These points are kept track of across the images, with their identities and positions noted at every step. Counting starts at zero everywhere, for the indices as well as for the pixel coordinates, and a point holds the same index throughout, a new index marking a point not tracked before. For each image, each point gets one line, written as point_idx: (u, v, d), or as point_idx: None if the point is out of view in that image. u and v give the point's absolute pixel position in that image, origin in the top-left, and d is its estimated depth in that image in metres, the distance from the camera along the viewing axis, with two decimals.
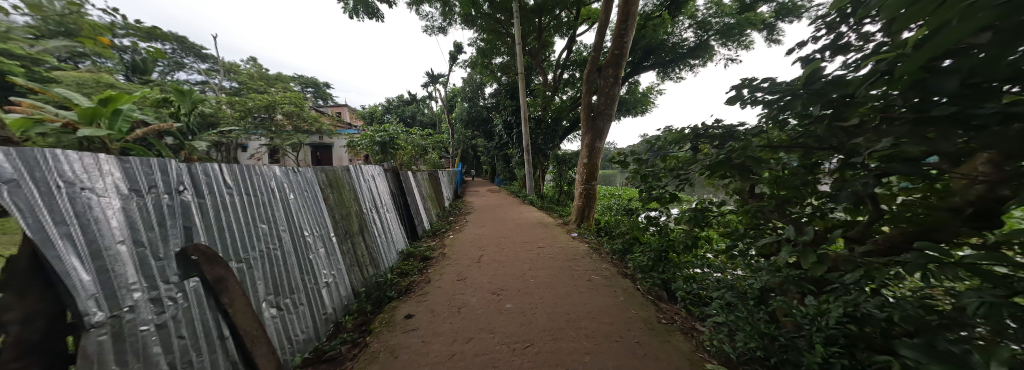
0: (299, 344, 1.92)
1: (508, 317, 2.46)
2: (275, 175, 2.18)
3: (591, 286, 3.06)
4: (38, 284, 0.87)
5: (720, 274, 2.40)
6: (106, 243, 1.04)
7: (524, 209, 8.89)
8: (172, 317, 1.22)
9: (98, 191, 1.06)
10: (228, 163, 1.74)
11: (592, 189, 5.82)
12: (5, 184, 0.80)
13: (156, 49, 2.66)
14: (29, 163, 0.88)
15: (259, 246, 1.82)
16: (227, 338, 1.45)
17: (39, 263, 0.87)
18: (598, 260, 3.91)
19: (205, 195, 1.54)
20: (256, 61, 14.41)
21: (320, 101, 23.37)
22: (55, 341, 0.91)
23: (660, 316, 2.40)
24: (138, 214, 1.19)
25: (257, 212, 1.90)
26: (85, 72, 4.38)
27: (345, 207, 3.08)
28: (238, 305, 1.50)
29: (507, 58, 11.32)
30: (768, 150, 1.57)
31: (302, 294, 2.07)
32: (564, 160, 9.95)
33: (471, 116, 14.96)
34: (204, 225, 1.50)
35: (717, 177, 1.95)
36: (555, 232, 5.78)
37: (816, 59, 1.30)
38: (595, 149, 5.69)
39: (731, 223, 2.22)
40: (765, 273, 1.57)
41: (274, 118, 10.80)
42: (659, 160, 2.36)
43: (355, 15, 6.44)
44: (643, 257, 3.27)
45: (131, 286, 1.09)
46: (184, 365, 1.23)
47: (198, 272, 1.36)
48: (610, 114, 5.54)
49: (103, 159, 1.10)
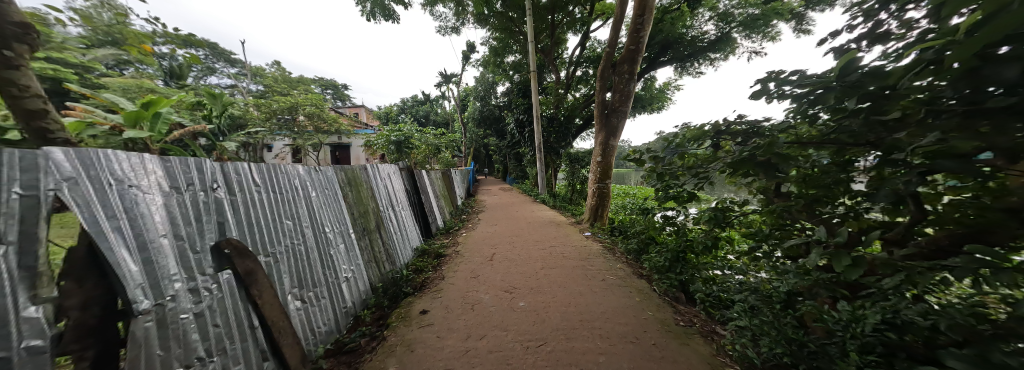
0: (321, 335, 2.01)
1: (522, 315, 2.48)
2: (298, 174, 2.27)
3: (605, 286, 3.01)
4: (94, 273, 0.95)
5: (741, 276, 2.31)
6: (151, 236, 1.12)
7: (536, 207, 8.91)
8: (209, 307, 1.30)
9: (143, 188, 1.14)
10: (257, 163, 1.85)
11: (605, 188, 5.72)
12: (66, 181, 0.88)
13: (191, 53, 2.73)
14: (87, 162, 0.96)
15: (285, 240, 1.92)
16: (257, 327, 1.53)
17: (94, 253, 0.94)
18: (612, 260, 3.85)
19: (236, 192, 1.63)
20: (280, 64, 15.13)
21: (338, 102, 24.18)
22: (106, 325, 0.99)
23: (678, 319, 2.33)
24: (179, 211, 1.28)
25: (282, 208, 1.99)
26: (129, 79, 4.77)
27: (363, 204, 3.18)
28: (267, 297, 1.59)
29: (519, 56, 11.31)
30: (795, 146, 1.50)
31: (324, 287, 2.16)
32: (577, 159, 9.88)
33: (484, 115, 15.17)
34: (239, 221, 1.60)
35: (739, 175, 1.89)
36: (567, 230, 5.75)
37: (851, 49, 1.22)
38: (609, 146, 5.60)
39: (754, 223, 2.13)
40: (791, 276, 1.50)
41: (296, 119, 11.19)
42: (676, 159, 2.32)
43: (372, 17, 6.61)
44: (659, 256, 3.20)
45: (172, 277, 1.17)
46: (218, 351, 1.31)
47: (230, 265, 1.45)
48: (625, 111, 5.44)
49: (148, 158, 1.18)
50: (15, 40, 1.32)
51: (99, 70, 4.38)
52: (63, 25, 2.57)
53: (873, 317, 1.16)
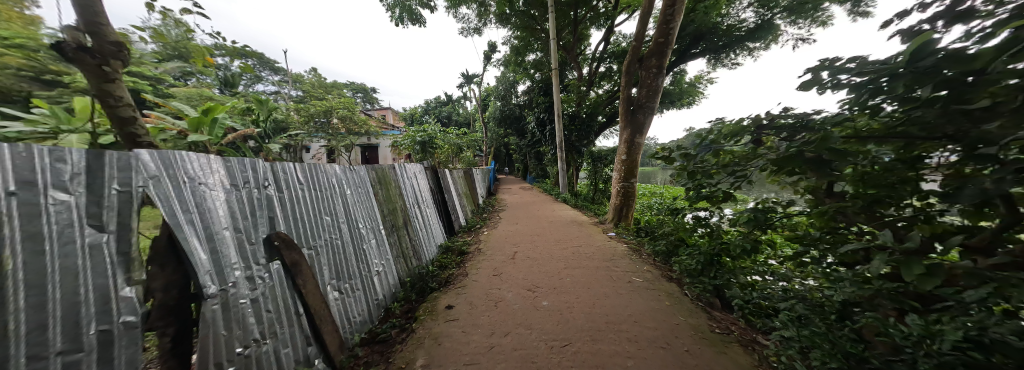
0: (357, 325, 2.13)
1: (545, 314, 2.47)
2: (336, 173, 2.43)
3: (632, 289, 2.91)
4: (173, 259, 1.08)
5: (784, 284, 2.13)
6: (216, 228, 1.26)
7: (557, 206, 8.80)
8: (262, 294, 1.44)
9: (210, 185, 1.28)
10: (300, 163, 2.00)
11: (631, 187, 5.52)
12: (151, 178, 1.00)
13: (243, 64, 3.00)
14: (169, 161, 1.10)
15: (325, 235, 2.06)
16: (302, 314, 1.66)
17: (173, 242, 1.07)
18: (638, 261, 3.72)
19: (284, 190, 1.78)
20: (317, 71, 16.22)
21: (368, 105, 25.41)
22: (182, 307, 1.12)
23: (714, 325, 2.21)
24: (238, 206, 1.42)
25: (322, 205, 2.13)
26: (191, 88, 5.34)
27: (392, 202, 3.33)
28: (310, 287, 1.72)
29: (541, 54, 11.21)
30: (852, 140, 1.35)
31: (358, 279, 2.29)
32: (600, 157, 9.62)
33: (504, 114, 15.24)
34: (286, 216, 1.75)
35: (783, 174, 1.75)
36: (590, 230, 5.62)
37: (923, 31, 1.08)
38: (635, 143, 5.40)
39: (800, 226, 1.96)
40: (847, 284, 1.36)
41: (331, 122, 11.92)
42: (711, 157, 2.19)
43: (400, 22, 6.86)
44: (689, 258, 3.05)
45: (233, 266, 1.30)
46: (271, 334, 1.44)
47: (279, 257, 1.59)
48: (652, 107, 5.20)
49: (213, 159, 1.32)
50: (112, 58, 1.47)
51: (169, 82, 4.96)
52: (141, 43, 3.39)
53: (953, 334, 1.02)
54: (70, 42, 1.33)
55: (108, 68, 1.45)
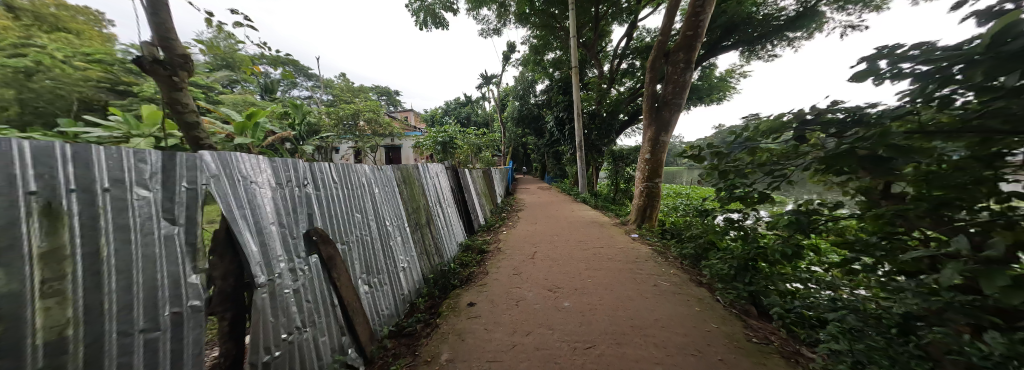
0: (385, 318, 2.23)
1: (568, 315, 2.44)
2: (365, 173, 2.55)
3: (658, 292, 2.80)
4: (230, 251, 1.19)
5: (832, 292, 1.96)
6: (265, 223, 1.37)
7: (576, 207, 8.66)
8: (303, 285, 1.54)
9: (259, 184, 1.39)
10: (334, 163, 2.11)
11: (655, 187, 5.32)
12: (213, 177, 1.11)
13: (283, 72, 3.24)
14: (226, 162, 1.21)
15: (356, 231, 2.18)
16: (337, 305, 1.77)
17: (229, 235, 1.18)
18: (663, 264, 3.58)
19: (320, 188, 1.89)
20: (345, 76, 17.08)
21: (391, 107, 26.33)
22: (237, 294, 1.23)
23: (751, 334, 2.07)
24: (282, 203, 1.53)
25: (353, 203, 2.25)
26: (236, 95, 5.83)
27: (416, 200, 3.44)
28: (344, 280, 1.82)
29: (561, 53, 11.09)
30: (914, 136, 1.22)
31: (386, 274, 2.40)
32: (622, 156, 9.35)
33: (523, 113, 15.23)
34: (323, 213, 1.86)
35: (831, 173, 1.61)
36: (611, 231, 5.47)
37: (1006, 12, 0.96)
38: (659, 142, 5.19)
39: (850, 230, 1.80)
40: (910, 295, 1.23)
41: (358, 124, 12.52)
42: (746, 155, 2.06)
43: (424, 26, 7.06)
44: (721, 262, 2.88)
45: (279, 258, 1.41)
46: (310, 323, 1.55)
47: (317, 251, 1.70)
48: (679, 104, 4.98)
49: (261, 159, 1.44)
50: (180, 69, 1.63)
51: (218, 90, 5.44)
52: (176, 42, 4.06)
53: None
54: (146, 56, 1.50)
55: (178, 78, 1.62)
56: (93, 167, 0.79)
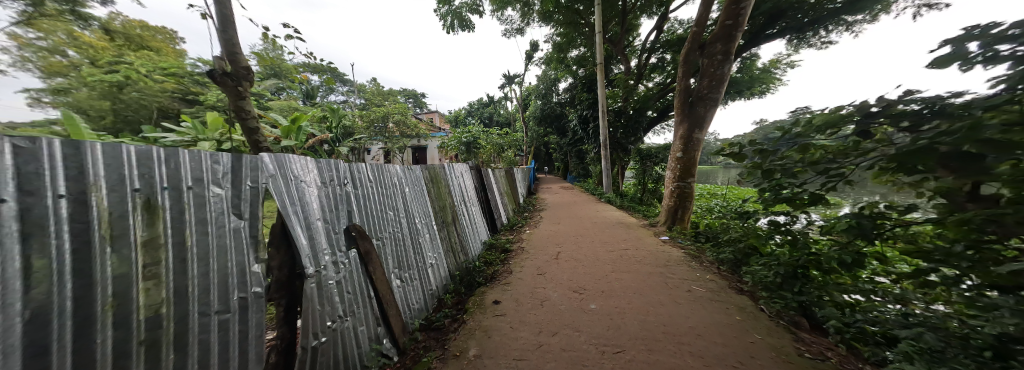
0: (415, 312, 2.33)
1: (595, 318, 2.39)
2: (397, 172, 2.68)
3: (692, 298, 2.65)
4: (283, 244, 1.31)
5: (902, 306, 1.73)
6: (312, 219, 1.48)
7: (601, 207, 8.42)
8: (344, 277, 1.65)
9: (308, 183, 1.52)
10: (369, 163, 2.24)
11: (688, 188, 5.03)
12: (271, 176, 1.23)
13: (324, 79, 3.52)
14: (282, 163, 1.33)
15: (389, 228, 2.29)
16: (372, 298, 1.87)
17: (284, 230, 1.30)
18: (697, 269, 3.38)
19: (358, 187, 2.02)
20: (376, 80, 18.00)
21: (417, 109, 27.26)
22: (290, 283, 1.35)
23: (801, 348, 1.89)
24: (326, 200, 1.65)
25: (387, 201, 2.37)
26: (282, 101, 6.37)
27: (442, 199, 3.55)
28: (379, 274, 1.92)
29: (585, 49, 10.83)
30: (1015, 128, 1.05)
31: (416, 270, 2.50)
32: (650, 155, 8.95)
33: (545, 112, 15.10)
34: (360, 211, 1.98)
35: (903, 172, 1.43)
36: (639, 233, 5.26)
37: None
38: (693, 139, 4.89)
39: (925, 236, 1.58)
40: (1008, 313, 1.06)
41: (387, 126, 13.11)
42: (797, 152, 1.88)
43: (451, 30, 7.23)
44: (765, 269, 2.66)
45: (324, 251, 1.52)
46: (350, 313, 1.65)
47: (355, 246, 1.81)
48: (716, 98, 4.66)
49: (309, 160, 1.57)
50: (244, 79, 1.82)
51: (266, 97, 5.98)
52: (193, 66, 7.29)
53: None
54: (217, 69, 1.70)
55: (242, 88, 1.81)
56: (180, 168, 0.91)
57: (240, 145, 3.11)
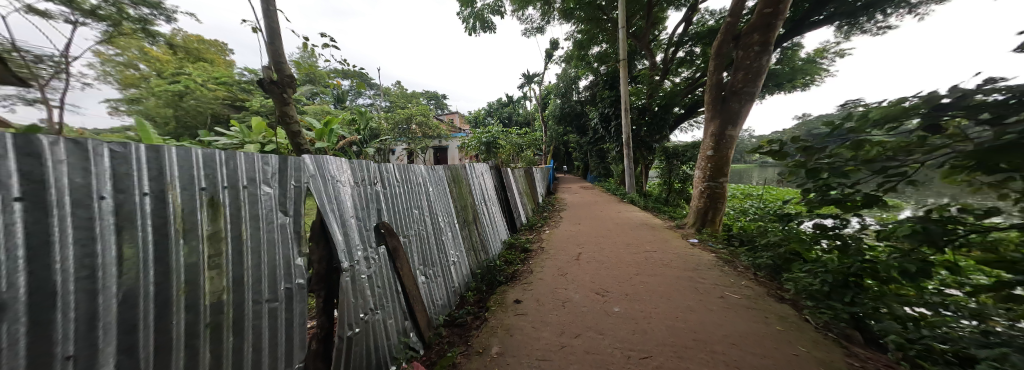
0: (438, 308, 2.39)
1: (619, 321, 2.33)
2: (421, 172, 2.76)
3: (726, 305, 2.50)
4: (321, 239, 1.41)
5: (980, 323, 1.52)
6: (347, 217, 1.57)
7: (624, 207, 8.18)
8: (374, 272, 1.74)
9: (343, 182, 1.61)
10: (396, 163, 2.33)
11: (719, 188, 4.75)
12: (312, 176, 1.32)
13: (354, 83, 3.70)
14: (320, 163, 1.42)
15: (414, 226, 2.37)
16: (400, 292, 1.95)
17: (322, 226, 1.39)
18: (730, 274, 3.18)
19: (386, 186, 2.10)
20: (400, 83, 18.69)
21: (439, 111, 27.90)
22: (327, 276, 1.44)
23: (854, 364, 1.72)
24: (358, 199, 1.74)
25: (412, 200, 2.45)
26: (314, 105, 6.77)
27: (463, 198, 3.61)
28: (406, 270, 2.00)
29: (606, 46, 10.54)
30: None
31: (439, 267, 2.58)
32: (676, 154, 8.55)
33: (565, 111, 14.90)
34: (388, 209, 2.06)
35: (984, 171, 1.25)
36: (665, 235, 5.03)
37: None
38: (726, 137, 4.60)
39: (1011, 245, 1.38)
40: None
41: (410, 128, 13.55)
42: (850, 150, 1.71)
43: (473, 32, 7.34)
44: (810, 277, 2.45)
45: (357, 247, 1.61)
46: (380, 306, 1.74)
47: (384, 243, 1.89)
48: (751, 93, 4.35)
49: (343, 161, 1.66)
50: (286, 87, 1.96)
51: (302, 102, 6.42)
52: (239, 76, 8.11)
53: None
54: (266, 78, 1.88)
55: (286, 95, 1.96)
56: (236, 169, 1.01)
57: (280, 147, 3.37)
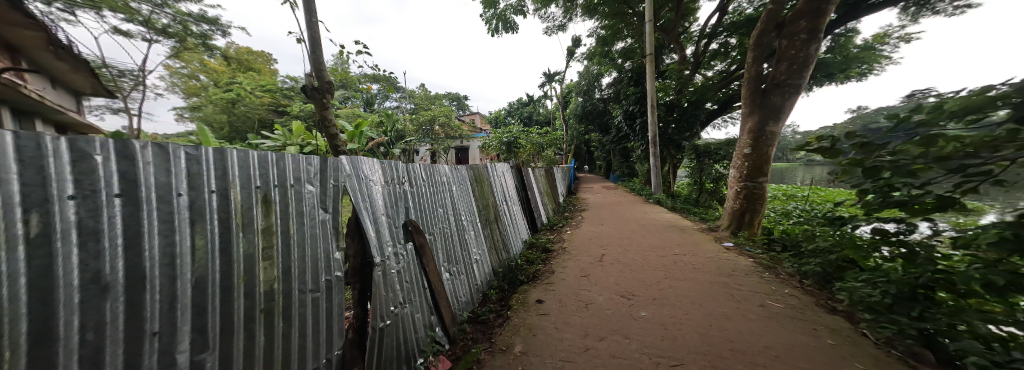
0: (462, 304, 2.45)
1: (647, 326, 2.24)
2: (445, 172, 2.83)
3: (767, 315, 2.32)
4: (356, 235, 1.49)
5: None
6: (378, 214, 1.66)
7: (649, 208, 7.85)
8: (403, 268, 1.81)
9: (375, 181, 1.70)
10: (422, 163, 2.41)
11: (758, 189, 4.41)
12: (348, 175, 1.41)
13: (382, 86, 3.85)
14: (355, 163, 1.51)
15: (439, 224, 2.44)
16: (426, 288, 2.02)
17: (357, 223, 1.47)
18: (770, 281, 2.95)
19: (413, 186, 2.19)
20: (424, 86, 19.27)
21: (461, 112, 28.41)
22: (362, 270, 1.53)
23: None
24: (388, 197, 1.82)
25: (437, 199, 2.52)
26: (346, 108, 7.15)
27: (485, 198, 3.66)
28: (432, 267, 2.07)
29: (632, 41, 10.17)
30: None
31: (463, 265, 2.63)
32: (708, 152, 8.07)
33: (587, 110, 14.59)
34: (415, 207, 2.14)
35: None
36: (696, 238, 4.75)
37: None
38: (767, 134, 4.26)
39: None
40: None
41: (433, 128, 13.92)
42: (917, 146, 1.52)
43: (496, 33, 7.40)
44: (868, 288, 2.20)
45: (387, 244, 1.69)
46: (409, 300, 1.81)
47: (412, 240, 1.97)
48: (797, 85, 4.00)
49: (374, 161, 1.75)
50: (323, 92, 2.09)
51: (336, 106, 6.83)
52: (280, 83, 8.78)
53: None
54: (308, 85, 2.04)
55: (324, 100, 2.10)
56: (285, 169, 1.10)
57: (316, 148, 3.59)
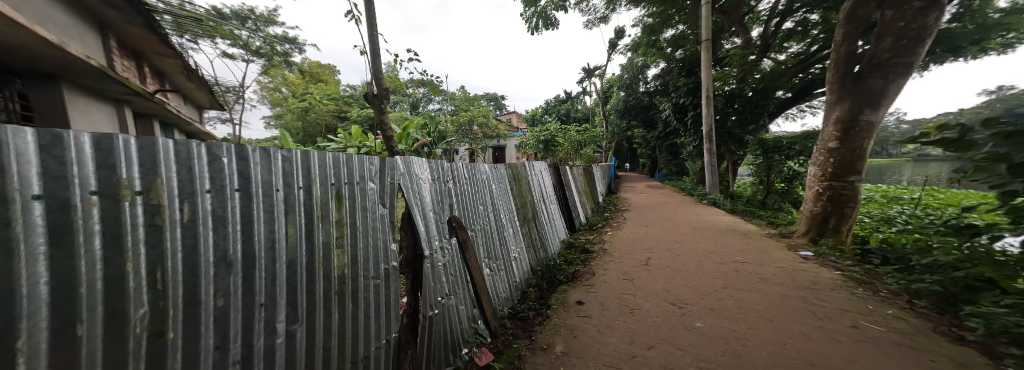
0: (502, 300, 2.50)
1: (703, 338, 2.05)
2: (486, 171, 2.91)
3: (858, 338, 1.96)
4: (408, 228, 1.61)
5: None
6: (427, 209, 1.77)
7: (702, 210, 7.15)
8: (448, 261, 1.91)
9: (424, 178, 1.82)
10: (464, 163, 2.50)
11: (850, 189, 3.72)
12: (401, 173, 1.53)
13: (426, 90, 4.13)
14: (407, 163, 1.63)
15: (480, 221, 2.51)
16: (469, 282, 2.10)
17: (409, 217, 1.59)
18: (862, 298, 2.49)
19: (456, 184, 2.29)
20: (463, 88, 19.94)
21: (499, 111, 28.82)
22: (413, 261, 1.65)
23: None
24: (435, 194, 1.93)
25: (478, 196, 2.61)
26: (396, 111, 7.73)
27: (524, 197, 3.68)
28: (474, 262, 2.14)
29: (683, 28, 9.30)
30: None
31: (503, 261, 2.68)
32: (777, 147, 7.06)
33: (629, 105, 13.76)
34: (458, 204, 2.23)
35: None
36: (762, 245, 4.19)
37: None
38: (863, 124, 3.57)
39: None
40: None
41: (472, 129, 14.35)
42: None
43: (536, 31, 7.35)
44: (1016, 315, 1.77)
45: (435, 238, 1.79)
46: (454, 292, 1.90)
47: (456, 235, 2.06)
48: (909, 64, 3.29)
49: (423, 161, 1.87)
50: (378, 99, 2.28)
51: None
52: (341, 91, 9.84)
53: None
54: (369, 93, 2.25)
55: (381, 106, 2.30)
56: (354, 168, 1.24)
57: (370, 149, 3.97)
